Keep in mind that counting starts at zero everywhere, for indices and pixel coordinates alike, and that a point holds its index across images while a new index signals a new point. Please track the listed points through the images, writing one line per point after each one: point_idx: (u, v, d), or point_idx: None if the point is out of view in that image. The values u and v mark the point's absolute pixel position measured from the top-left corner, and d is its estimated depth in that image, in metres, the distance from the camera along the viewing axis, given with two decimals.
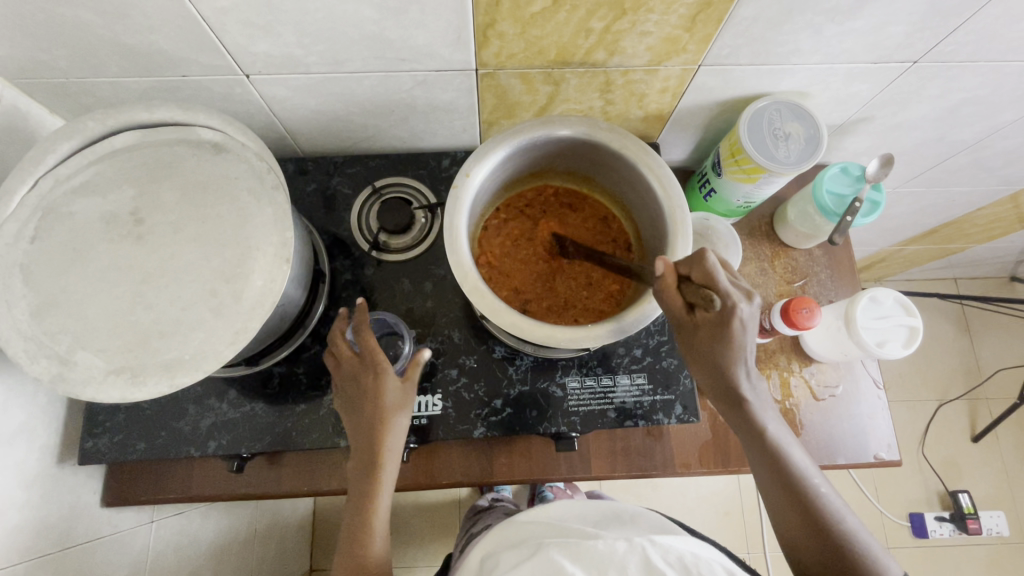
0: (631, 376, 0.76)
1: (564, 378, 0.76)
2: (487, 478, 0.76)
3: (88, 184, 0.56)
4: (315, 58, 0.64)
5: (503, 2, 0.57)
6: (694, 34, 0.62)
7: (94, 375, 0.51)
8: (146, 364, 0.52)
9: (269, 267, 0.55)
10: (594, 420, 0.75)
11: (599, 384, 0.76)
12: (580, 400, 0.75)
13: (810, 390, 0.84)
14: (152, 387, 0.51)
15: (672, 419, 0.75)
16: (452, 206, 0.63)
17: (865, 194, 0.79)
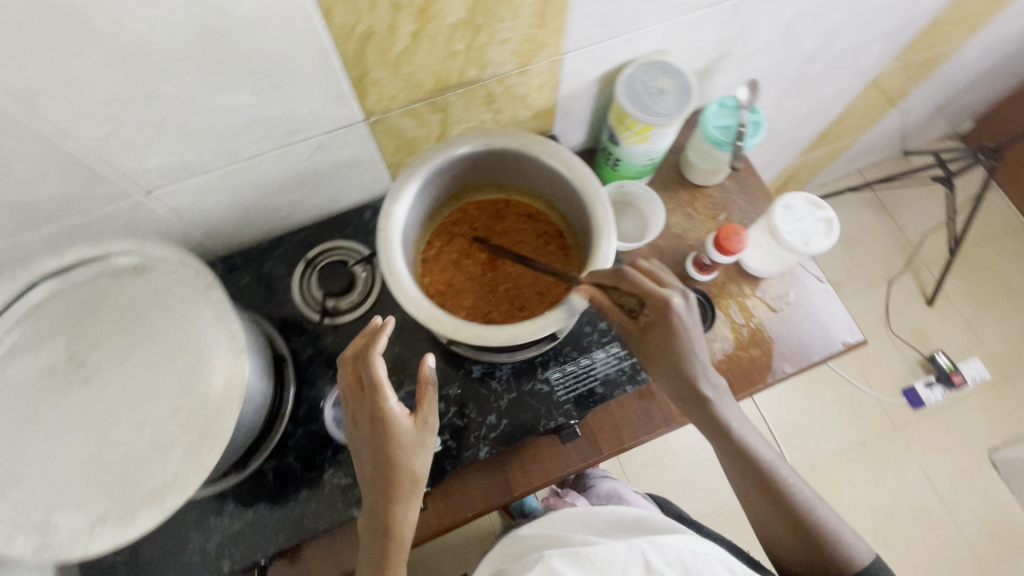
0: (605, 349, 0.79)
1: (546, 373, 0.78)
2: (509, 495, 0.77)
3: (14, 347, 0.54)
4: (209, 155, 0.65)
5: (368, 51, 0.60)
6: (547, 29, 0.68)
7: (83, 530, 0.50)
8: (134, 500, 0.51)
9: (227, 364, 0.55)
10: (589, 399, 0.77)
11: (579, 367, 0.79)
12: (567, 388, 0.78)
13: (767, 305, 0.90)
14: (146, 520, 0.50)
15: None
16: (383, 249, 0.65)
17: (746, 118, 0.86)
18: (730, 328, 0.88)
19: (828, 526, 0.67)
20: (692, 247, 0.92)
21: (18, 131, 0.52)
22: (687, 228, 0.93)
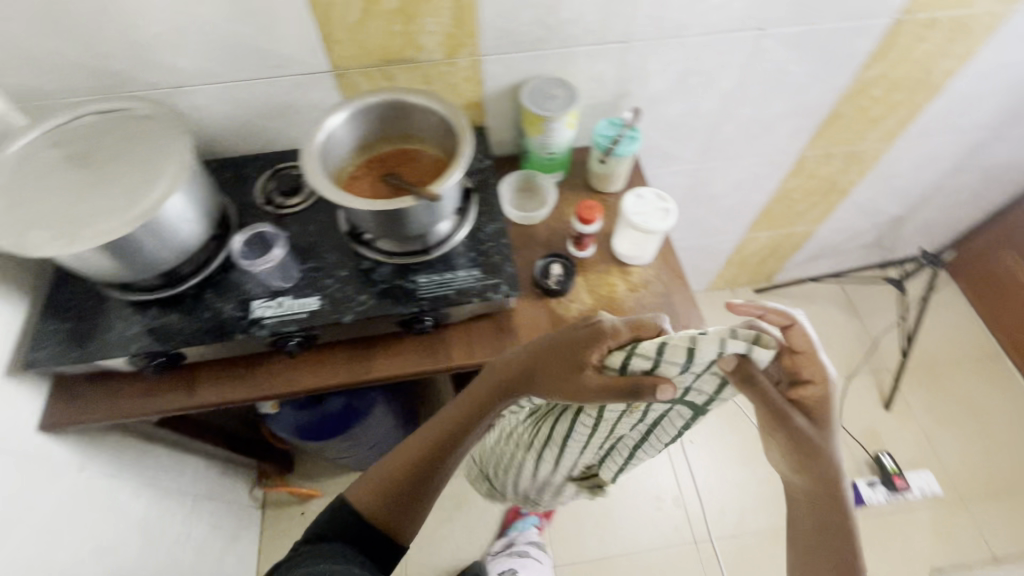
0: (461, 270, 0.80)
1: (415, 276, 0.80)
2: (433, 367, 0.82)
3: (59, 141, 0.70)
4: (220, 68, 0.79)
5: (331, 13, 0.74)
6: (463, 32, 0.80)
7: (40, 241, 0.61)
8: (79, 233, 0.61)
9: (172, 175, 0.66)
10: (442, 301, 0.78)
11: (440, 276, 0.80)
12: (430, 290, 0.79)
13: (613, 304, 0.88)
14: (79, 248, 0.61)
15: (498, 296, 0.79)
16: (306, 151, 0.74)
17: (620, 134, 0.89)
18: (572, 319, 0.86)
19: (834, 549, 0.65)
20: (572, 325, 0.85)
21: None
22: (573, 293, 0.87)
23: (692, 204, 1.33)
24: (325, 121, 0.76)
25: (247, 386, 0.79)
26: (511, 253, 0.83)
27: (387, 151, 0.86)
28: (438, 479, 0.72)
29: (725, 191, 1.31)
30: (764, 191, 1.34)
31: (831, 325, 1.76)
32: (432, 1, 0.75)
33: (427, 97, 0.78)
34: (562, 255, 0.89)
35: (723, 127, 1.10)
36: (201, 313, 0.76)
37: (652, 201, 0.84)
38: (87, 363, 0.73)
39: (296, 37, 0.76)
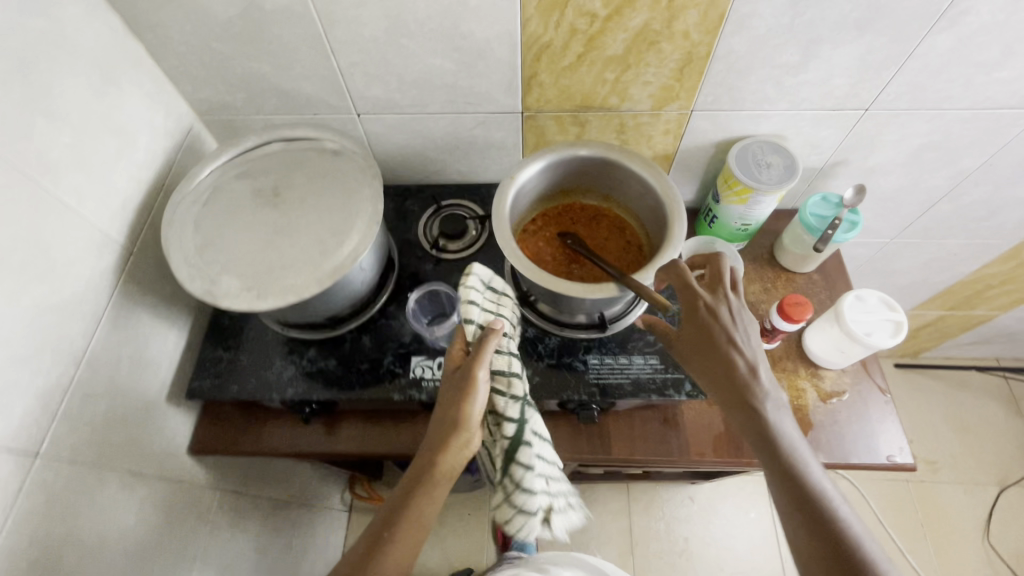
0: (644, 356, 0.71)
1: (586, 355, 0.72)
2: (601, 452, 0.73)
3: (246, 172, 0.66)
4: (408, 101, 0.72)
5: (543, 56, 0.65)
6: (683, 84, 0.69)
7: (232, 291, 0.57)
8: (269, 286, 0.57)
9: (363, 227, 0.61)
10: (614, 392, 0.69)
11: (615, 361, 0.71)
12: (600, 375, 0.70)
13: (818, 394, 0.77)
14: (271, 303, 0.56)
15: (681, 396, 0.68)
16: (496, 205, 0.66)
17: (842, 215, 0.75)
18: None
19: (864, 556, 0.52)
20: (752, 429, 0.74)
21: (304, 27, 0.62)
22: None
23: (863, 275, 1.16)
24: (523, 169, 0.68)
25: (389, 441, 0.75)
26: None
27: (569, 207, 0.78)
28: (421, 510, 0.56)
29: (907, 268, 1.13)
30: (954, 274, 1.14)
31: (981, 420, 1.52)
32: (660, 51, 0.65)
33: (637, 161, 0.68)
34: None
35: (939, 205, 0.92)
36: (359, 365, 0.72)
37: (878, 312, 0.70)
38: (245, 402, 0.71)
39: (496, 75, 0.68)
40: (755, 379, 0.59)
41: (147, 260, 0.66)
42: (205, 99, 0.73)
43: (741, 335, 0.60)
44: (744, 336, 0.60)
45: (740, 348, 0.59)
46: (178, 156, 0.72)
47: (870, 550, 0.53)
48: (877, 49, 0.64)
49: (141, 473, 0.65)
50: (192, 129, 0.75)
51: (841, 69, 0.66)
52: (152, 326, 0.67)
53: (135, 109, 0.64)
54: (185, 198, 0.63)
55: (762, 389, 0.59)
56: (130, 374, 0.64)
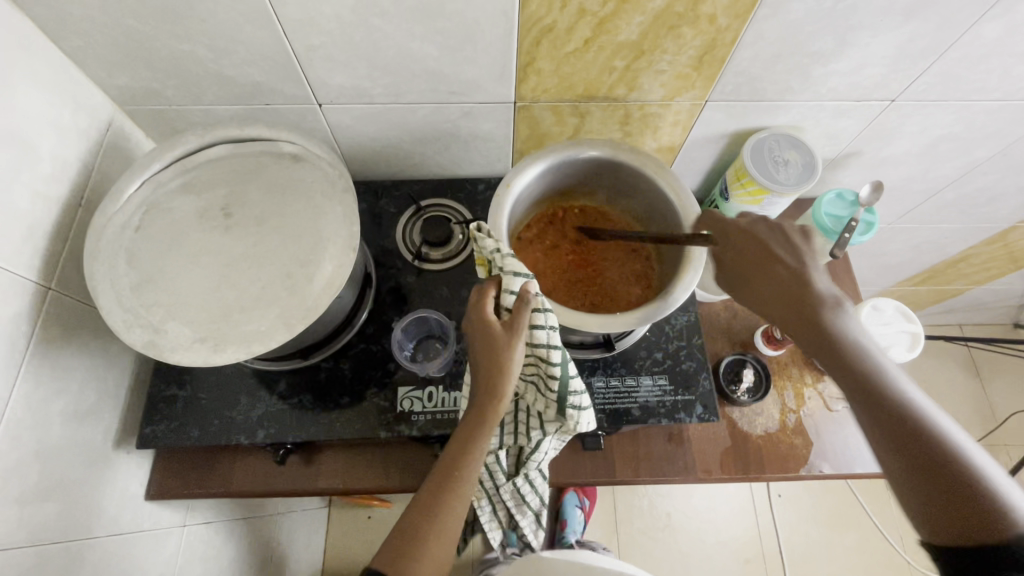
0: (653, 376, 0.66)
1: (589, 377, 0.65)
2: (606, 477, 0.68)
3: (187, 185, 0.55)
4: (380, 90, 0.61)
5: (543, 41, 0.55)
6: (701, 72, 0.60)
7: (181, 342, 0.47)
8: (227, 334, 0.48)
9: (337, 255, 0.51)
10: (621, 418, 0.64)
11: (622, 383, 0.65)
12: (605, 399, 0.64)
13: (824, 401, 0.73)
14: (230, 355, 0.47)
15: (692, 420, 0.64)
16: (492, 219, 0.57)
17: (860, 216, 0.70)
18: (777, 409, 0.72)
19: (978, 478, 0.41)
20: (760, 443, 0.70)
21: (246, 3, 0.50)
22: (758, 406, 0.72)
23: (853, 257, 1.13)
24: (519, 174, 0.58)
25: (376, 471, 0.67)
26: (706, 359, 0.67)
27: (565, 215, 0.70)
28: (473, 475, 0.53)
29: (897, 250, 1.10)
30: (942, 255, 1.12)
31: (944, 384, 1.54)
32: (680, 36, 0.55)
33: (652, 163, 0.59)
34: (750, 357, 0.74)
35: (945, 194, 0.88)
36: (338, 399, 0.64)
37: (895, 323, 0.67)
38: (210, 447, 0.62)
39: (486, 61, 0.57)
40: (809, 285, 0.51)
41: (70, 293, 0.55)
42: (125, 87, 0.59)
43: (781, 244, 0.55)
44: (788, 245, 0.54)
45: (785, 258, 0.53)
46: (99, 160, 0.59)
47: (986, 474, 0.42)
48: (919, 37, 0.56)
49: (89, 538, 0.57)
50: (113, 124, 0.62)
51: (876, 58, 0.59)
52: (86, 369, 0.57)
53: (32, 106, 0.51)
54: (110, 222, 0.52)
55: (822, 294, 0.51)
56: (64, 429, 0.54)
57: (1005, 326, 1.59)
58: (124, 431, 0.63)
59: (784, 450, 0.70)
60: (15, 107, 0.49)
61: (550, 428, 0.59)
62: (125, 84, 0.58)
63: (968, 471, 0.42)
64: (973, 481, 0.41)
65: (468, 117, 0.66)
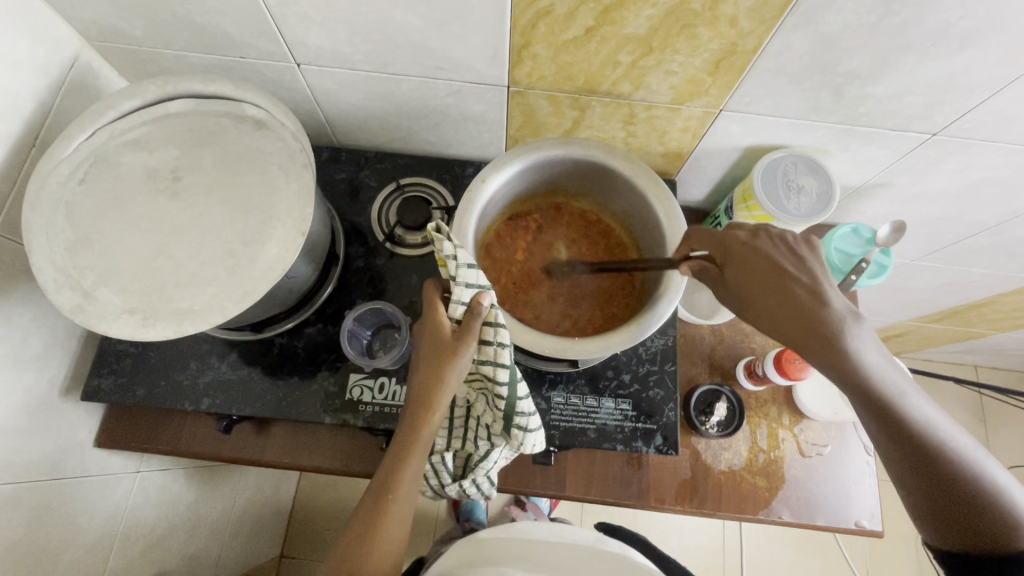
0: (616, 400, 0.62)
1: (549, 392, 0.63)
2: (553, 492, 0.64)
3: (140, 140, 0.51)
4: (362, 57, 0.55)
5: (540, 25, 0.49)
6: (717, 78, 0.53)
7: (109, 311, 0.45)
8: (158, 308, 0.45)
9: (285, 237, 0.48)
10: (575, 438, 0.61)
11: (582, 402, 0.62)
12: (561, 416, 0.62)
13: (797, 444, 0.69)
14: (158, 331, 0.45)
15: (649, 450, 0.61)
16: (460, 217, 0.52)
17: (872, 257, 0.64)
18: (746, 447, 0.69)
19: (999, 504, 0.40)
20: (721, 478, 0.67)
21: None
22: (727, 442, 0.68)
23: (869, 287, 1.05)
24: (496, 171, 0.54)
25: (324, 452, 0.64)
26: (676, 389, 0.63)
27: (547, 212, 0.65)
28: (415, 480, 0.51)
29: (918, 287, 1.02)
30: (967, 298, 1.03)
31: None
32: (695, 36, 0.49)
33: (644, 175, 0.55)
34: (728, 389, 0.70)
35: (979, 238, 0.80)
36: (288, 376, 0.62)
37: None
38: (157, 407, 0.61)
39: (477, 39, 0.52)
40: (822, 304, 0.46)
41: (17, 238, 0.53)
42: (92, 22, 0.55)
43: (789, 258, 0.49)
44: (790, 254, 0.49)
45: (795, 274, 0.47)
46: (59, 99, 0.56)
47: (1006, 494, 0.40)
48: (974, 68, 0.49)
49: (26, 481, 0.57)
50: (80, 61, 0.58)
51: (920, 87, 0.51)
52: (32, 315, 0.56)
53: None
54: (55, 170, 0.49)
55: (833, 314, 0.46)
56: (3, 375, 0.54)
57: (1022, 375, 1.51)
58: (72, 379, 0.62)
59: (743, 489, 0.67)
60: None
61: (499, 442, 0.56)
62: (91, 20, 0.54)
63: (984, 491, 0.41)
64: (986, 497, 0.40)
65: (457, 97, 0.61)
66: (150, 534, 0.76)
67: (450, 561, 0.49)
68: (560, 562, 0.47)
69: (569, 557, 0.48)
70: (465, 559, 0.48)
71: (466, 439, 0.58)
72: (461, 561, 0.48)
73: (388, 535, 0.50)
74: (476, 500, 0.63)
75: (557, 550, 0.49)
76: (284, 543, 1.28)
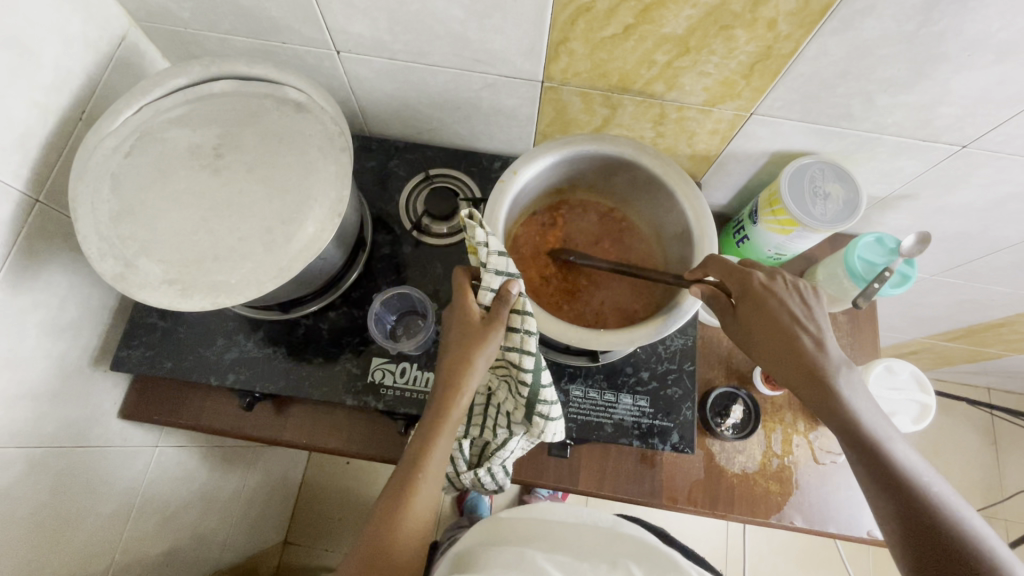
0: (634, 396, 0.63)
1: (568, 385, 0.63)
2: (567, 485, 0.64)
3: (184, 117, 0.53)
4: (401, 46, 0.57)
5: (580, 21, 0.50)
6: (751, 81, 0.54)
7: (149, 281, 0.46)
8: (196, 280, 0.47)
9: (321, 217, 0.49)
10: (592, 432, 0.62)
11: (601, 397, 0.63)
12: (579, 409, 0.62)
13: (812, 451, 0.69)
14: (196, 303, 0.46)
15: (666, 447, 0.61)
16: (491, 206, 0.53)
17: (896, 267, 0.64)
18: (761, 451, 0.69)
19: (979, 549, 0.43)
20: (735, 481, 0.67)
21: None
22: (741, 445, 0.68)
23: (886, 301, 1.05)
24: (528, 163, 0.54)
25: (343, 434, 0.65)
26: (694, 389, 0.64)
27: (574, 206, 0.66)
28: (437, 470, 0.51)
29: (936, 304, 1.02)
30: (984, 316, 1.03)
31: (956, 447, 1.45)
32: (732, 38, 0.50)
33: (674, 173, 0.55)
34: (744, 393, 0.70)
35: (1002, 255, 0.79)
36: (311, 357, 0.63)
37: (906, 390, 0.63)
38: (182, 381, 0.63)
39: (516, 33, 0.53)
40: (822, 355, 0.49)
41: (59, 209, 0.54)
42: (142, 3, 0.57)
43: (798, 308, 0.51)
44: (800, 303, 0.51)
45: (803, 322, 0.50)
46: (106, 76, 0.57)
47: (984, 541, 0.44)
48: (1008, 81, 0.49)
49: (53, 446, 0.58)
50: (127, 40, 0.60)
51: (953, 97, 0.52)
52: (68, 284, 0.57)
53: (39, 10, 0.49)
54: (102, 143, 0.50)
55: (830, 364, 0.49)
56: (38, 341, 0.55)
57: None
58: (102, 350, 0.63)
59: (757, 493, 0.67)
60: (20, 9, 0.47)
61: (518, 430, 0.57)
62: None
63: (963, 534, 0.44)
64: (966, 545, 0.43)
65: (490, 90, 0.62)
66: (164, 510, 0.77)
67: (471, 540, 0.50)
68: (578, 541, 0.47)
69: (588, 536, 0.48)
70: (485, 539, 0.49)
71: (485, 427, 0.59)
72: (481, 540, 0.49)
73: (416, 516, 0.50)
74: (490, 489, 0.63)
75: (576, 531, 0.48)
76: (288, 528, 1.29)
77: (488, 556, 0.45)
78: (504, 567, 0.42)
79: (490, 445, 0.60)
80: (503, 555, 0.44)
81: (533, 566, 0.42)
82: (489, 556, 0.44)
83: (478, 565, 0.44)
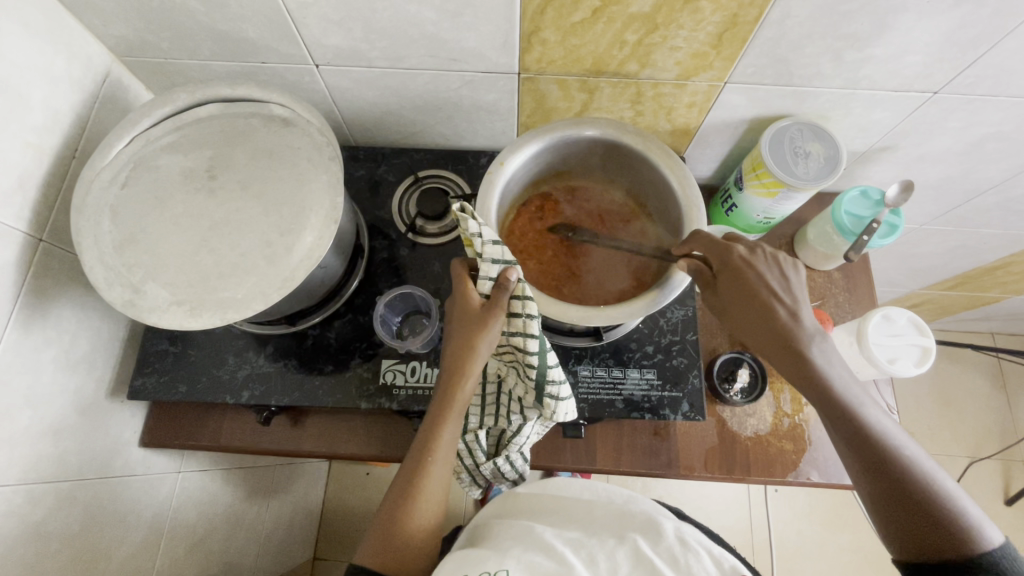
0: (641, 370, 0.64)
1: (575, 366, 0.64)
2: (585, 465, 0.66)
3: (174, 143, 0.54)
4: (378, 53, 0.58)
5: (548, 9, 0.51)
6: (721, 51, 0.55)
7: (159, 304, 0.48)
8: (203, 299, 0.48)
9: (319, 225, 0.50)
10: (603, 409, 0.63)
11: (608, 375, 0.64)
12: (588, 389, 0.63)
13: None
14: (205, 321, 0.47)
15: (677, 416, 0.62)
16: (482, 197, 0.54)
17: (882, 218, 0.65)
18: (771, 411, 0.70)
19: (950, 510, 0.45)
20: (749, 442, 0.68)
21: None
22: (750, 409, 0.70)
23: (881, 256, 1.06)
24: (514, 153, 0.56)
25: (360, 437, 0.66)
26: (699, 357, 0.65)
27: (562, 193, 0.68)
28: (444, 460, 0.53)
29: (929, 253, 1.03)
30: (978, 260, 1.04)
31: (966, 395, 1.46)
32: (698, 10, 0.51)
33: (655, 148, 0.56)
34: (748, 356, 0.71)
35: (987, 196, 0.80)
36: (323, 366, 0.64)
37: (906, 335, 0.64)
38: (198, 402, 0.64)
39: (488, 28, 0.54)
40: (797, 326, 0.50)
41: (61, 245, 0.56)
42: (122, 38, 0.58)
43: (776, 280, 0.52)
44: (778, 275, 0.52)
45: (778, 294, 0.51)
46: (94, 112, 0.59)
47: (960, 506, 0.45)
48: (969, 23, 0.51)
49: (79, 478, 0.59)
50: (110, 76, 0.61)
51: (919, 45, 0.53)
52: (78, 318, 0.59)
53: (23, 54, 0.50)
54: (98, 177, 0.52)
55: (806, 333, 0.50)
56: (54, 377, 0.56)
57: None
58: (117, 381, 0.65)
59: (771, 453, 0.68)
60: (5, 55, 0.49)
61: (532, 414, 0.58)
62: (121, 35, 0.57)
63: (937, 499, 0.45)
64: (940, 507, 0.45)
65: (469, 88, 0.63)
66: (193, 534, 0.78)
67: (489, 515, 0.53)
68: (591, 517, 0.48)
69: (600, 513, 0.49)
70: (501, 512, 0.53)
71: (498, 415, 0.60)
72: (497, 514, 0.52)
73: (427, 499, 0.52)
74: (510, 478, 0.64)
75: (588, 506, 0.50)
76: (316, 544, 1.30)
77: (501, 530, 0.47)
78: (514, 541, 0.45)
79: (506, 433, 0.61)
80: (514, 530, 0.46)
81: (540, 540, 0.44)
82: (501, 532, 0.47)
83: (490, 538, 0.46)
